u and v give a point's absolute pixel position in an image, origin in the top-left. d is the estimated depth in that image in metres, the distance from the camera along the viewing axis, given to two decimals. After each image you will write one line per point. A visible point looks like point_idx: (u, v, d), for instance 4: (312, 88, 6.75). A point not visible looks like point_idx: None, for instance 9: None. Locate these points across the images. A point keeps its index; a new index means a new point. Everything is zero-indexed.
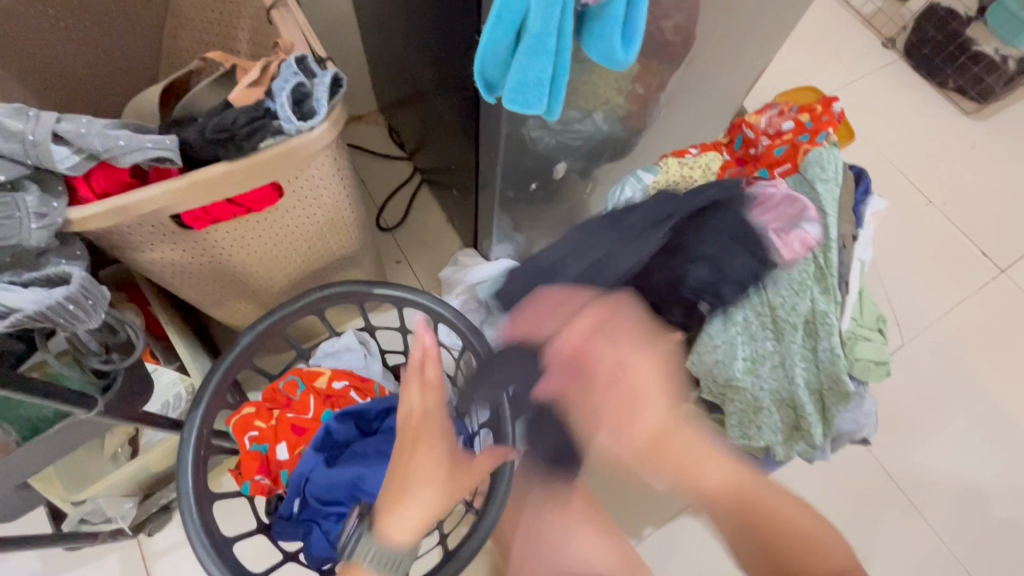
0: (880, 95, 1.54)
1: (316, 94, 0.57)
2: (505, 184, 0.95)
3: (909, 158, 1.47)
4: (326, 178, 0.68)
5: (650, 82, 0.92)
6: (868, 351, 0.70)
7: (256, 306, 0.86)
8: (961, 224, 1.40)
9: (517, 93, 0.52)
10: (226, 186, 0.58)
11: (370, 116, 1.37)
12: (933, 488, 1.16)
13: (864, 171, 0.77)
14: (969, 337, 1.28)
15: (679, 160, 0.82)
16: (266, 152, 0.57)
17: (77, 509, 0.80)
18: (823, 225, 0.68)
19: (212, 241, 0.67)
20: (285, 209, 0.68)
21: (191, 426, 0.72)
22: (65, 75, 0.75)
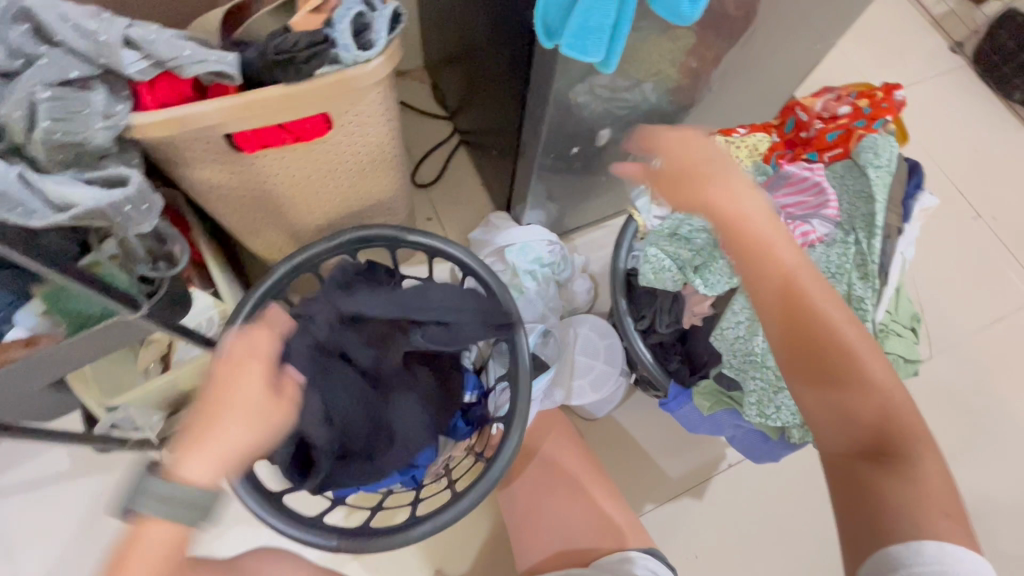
0: (940, 100, 1.48)
1: (375, 26, 0.58)
2: (544, 147, 0.95)
3: (962, 168, 1.41)
4: (375, 113, 0.69)
5: (705, 56, 0.90)
6: (899, 346, 0.69)
7: (290, 241, 0.89)
8: (1007, 241, 1.35)
9: (578, 38, 0.51)
10: (279, 109, 0.59)
11: (415, 72, 1.37)
12: None
13: (918, 164, 0.74)
14: (1000, 356, 1.25)
15: (726, 139, 0.83)
16: (321, 79, 0.58)
17: (108, 415, 0.84)
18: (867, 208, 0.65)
19: (259, 168, 0.69)
20: (331, 141, 0.69)
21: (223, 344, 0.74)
22: None
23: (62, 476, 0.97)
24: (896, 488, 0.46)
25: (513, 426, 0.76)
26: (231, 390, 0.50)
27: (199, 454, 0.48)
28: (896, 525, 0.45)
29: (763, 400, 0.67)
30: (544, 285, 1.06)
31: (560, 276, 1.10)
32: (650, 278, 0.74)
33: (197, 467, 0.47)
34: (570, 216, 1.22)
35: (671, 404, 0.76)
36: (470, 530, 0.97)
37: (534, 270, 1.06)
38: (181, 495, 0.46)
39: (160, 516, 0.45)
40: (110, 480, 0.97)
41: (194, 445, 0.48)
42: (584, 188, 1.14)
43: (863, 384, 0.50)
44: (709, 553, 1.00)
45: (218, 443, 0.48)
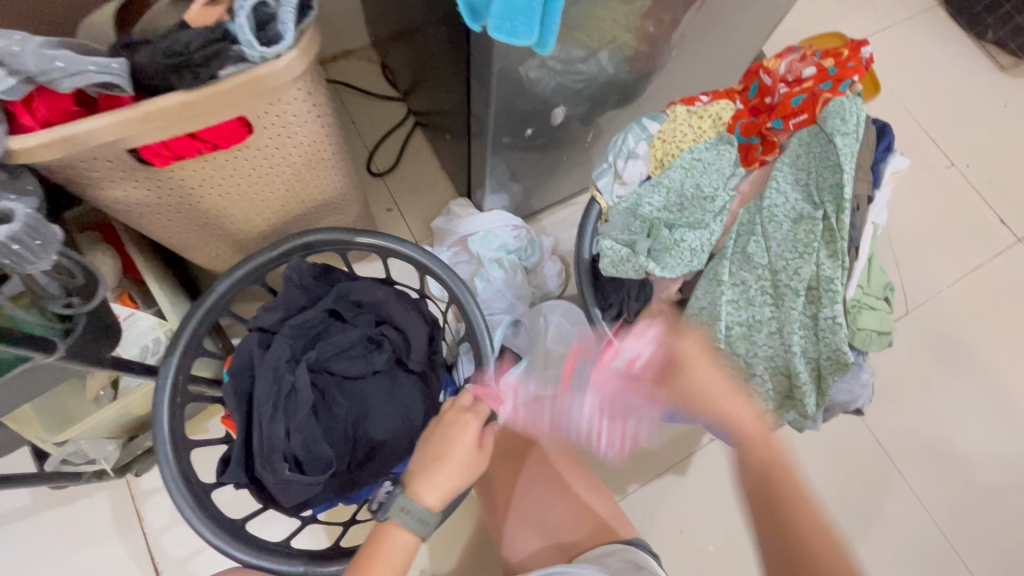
0: (912, 45, 1.43)
1: (281, 17, 0.51)
2: (498, 129, 0.89)
3: (936, 116, 1.38)
4: (301, 112, 0.62)
5: (662, 19, 0.84)
6: (872, 320, 0.67)
7: (233, 251, 0.83)
8: (981, 188, 1.33)
9: (505, 18, 0.45)
10: (185, 118, 0.53)
11: (362, 52, 1.29)
12: (923, 457, 1.15)
13: (888, 125, 0.70)
14: (975, 307, 1.24)
15: (687, 108, 0.78)
16: (228, 82, 0.51)
17: (58, 449, 0.80)
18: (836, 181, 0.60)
19: (179, 180, 0.63)
20: (256, 146, 0.63)
21: (166, 371, 0.70)
22: None
23: (24, 510, 0.93)
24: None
25: None
26: (453, 442, 0.58)
27: (428, 481, 0.56)
28: None
29: (735, 388, 0.65)
30: (511, 273, 1.02)
31: (528, 261, 1.06)
32: (611, 269, 0.74)
33: (432, 491, 0.56)
34: (536, 197, 1.17)
35: (645, 393, 0.74)
36: (454, 529, 0.95)
37: (500, 257, 1.02)
38: (419, 512, 0.55)
39: (404, 525, 0.54)
40: (76, 510, 0.93)
41: (427, 470, 0.57)
42: (548, 167, 1.09)
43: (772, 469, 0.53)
44: (695, 529, 1.00)
45: (446, 469, 0.57)
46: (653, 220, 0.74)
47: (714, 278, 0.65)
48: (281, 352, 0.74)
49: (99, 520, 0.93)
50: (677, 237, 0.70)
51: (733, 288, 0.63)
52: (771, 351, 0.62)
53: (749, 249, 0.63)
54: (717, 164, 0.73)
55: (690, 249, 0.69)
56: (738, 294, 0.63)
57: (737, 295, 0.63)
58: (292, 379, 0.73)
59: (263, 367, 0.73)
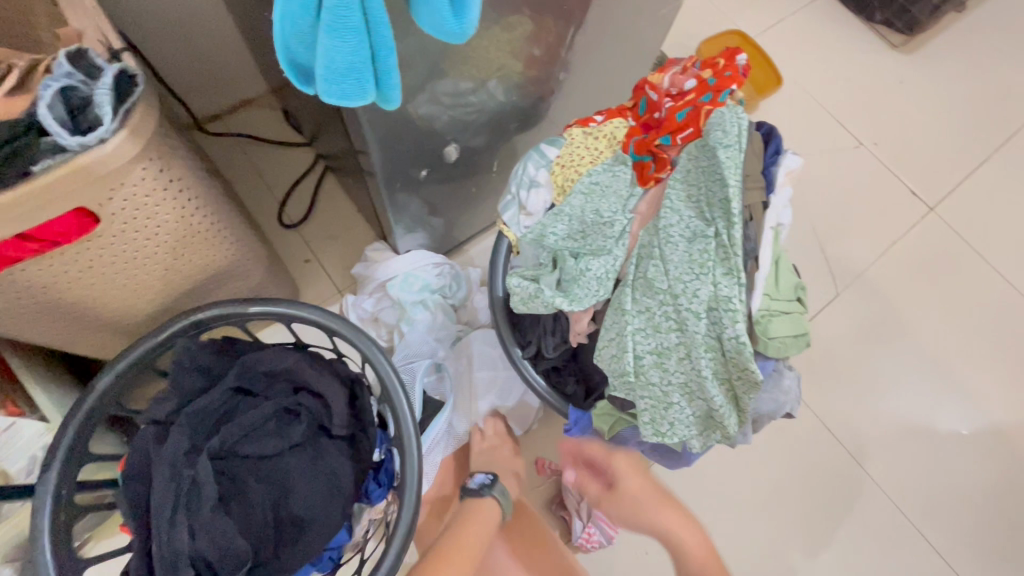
0: (809, 33, 1.47)
1: (97, 99, 0.46)
2: (397, 171, 0.86)
3: (841, 99, 1.42)
4: (155, 191, 0.57)
5: (547, 42, 0.83)
6: (784, 327, 0.65)
7: (123, 338, 0.77)
8: (891, 164, 1.38)
9: (332, 82, 0.42)
10: (5, 221, 0.47)
11: (261, 99, 1.23)
12: (871, 435, 1.16)
13: (773, 128, 0.70)
14: (900, 280, 1.28)
15: (583, 130, 0.77)
16: (44, 176, 0.46)
17: None
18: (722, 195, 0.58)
19: (26, 281, 0.57)
20: (110, 234, 0.58)
21: (44, 489, 0.62)
22: None
23: None
24: None
25: (406, 496, 0.69)
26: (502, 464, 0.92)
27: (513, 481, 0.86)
28: None
29: (657, 416, 0.63)
30: (437, 313, 0.99)
31: (455, 298, 1.03)
32: (523, 306, 0.71)
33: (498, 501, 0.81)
34: (459, 228, 1.14)
35: (574, 430, 0.71)
36: None
37: (423, 299, 0.99)
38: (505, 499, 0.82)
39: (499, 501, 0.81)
40: None
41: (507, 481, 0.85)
42: (464, 198, 1.06)
43: None
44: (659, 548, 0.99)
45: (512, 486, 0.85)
46: (557, 252, 0.71)
47: (617, 308, 0.63)
48: (179, 445, 0.69)
49: None
50: (579, 267, 0.68)
51: (637, 316, 0.62)
52: (684, 376, 0.61)
53: (649, 274, 0.62)
54: (611, 186, 0.71)
55: (594, 278, 0.67)
56: (642, 321, 0.62)
57: (639, 321, 0.62)
58: (194, 474, 0.68)
59: (160, 464, 0.67)
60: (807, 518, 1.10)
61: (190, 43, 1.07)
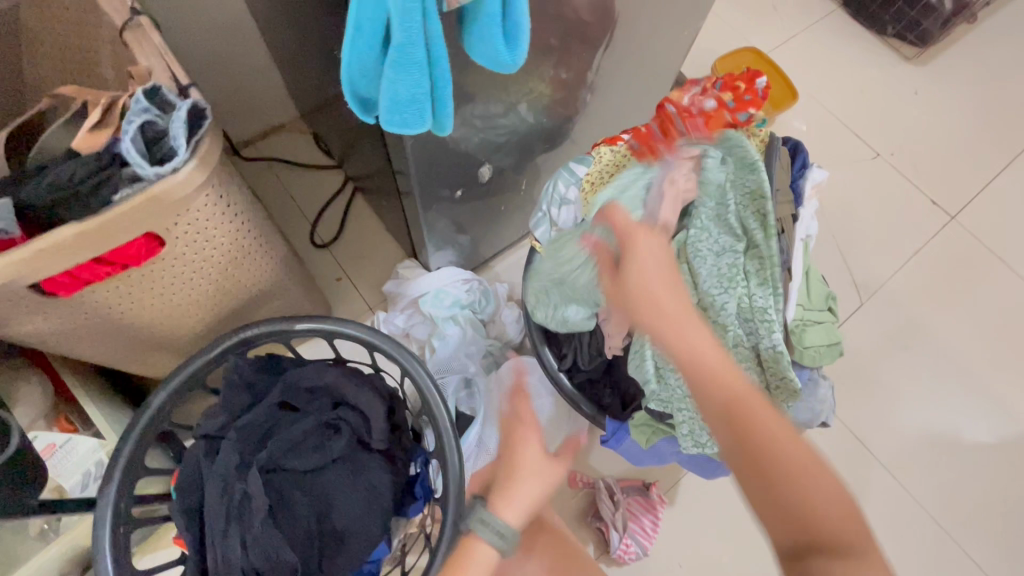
0: (820, 48, 1.50)
1: (172, 131, 0.50)
2: (433, 191, 0.89)
3: (856, 111, 1.44)
4: (215, 216, 0.61)
5: (573, 66, 0.86)
6: (818, 336, 0.67)
7: (172, 356, 0.80)
8: (909, 173, 1.39)
9: (394, 112, 0.45)
10: (86, 246, 0.50)
11: (292, 124, 1.28)
12: (902, 445, 1.16)
13: (800, 142, 0.73)
14: (924, 288, 1.28)
15: (611, 147, 0.78)
16: (123, 204, 0.49)
17: None
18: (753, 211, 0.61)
19: (95, 302, 0.60)
20: (173, 256, 0.61)
21: (104, 501, 0.65)
22: None
23: None
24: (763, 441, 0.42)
25: (450, 506, 0.70)
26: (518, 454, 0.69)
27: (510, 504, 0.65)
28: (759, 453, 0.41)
29: (694, 430, 0.64)
30: (468, 328, 1.02)
31: (484, 313, 1.05)
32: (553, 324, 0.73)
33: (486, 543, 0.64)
34: (485, 245, 1.17)
35: (612, 441, 0.72)
36: None
37: (455, 314, 1.02)
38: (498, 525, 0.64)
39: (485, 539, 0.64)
40: None
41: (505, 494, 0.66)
42: (491, 216, 1.09)
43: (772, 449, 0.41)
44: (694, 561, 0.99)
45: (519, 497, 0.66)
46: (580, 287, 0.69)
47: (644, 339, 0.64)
48: (230, 459, 0.71)
49: None
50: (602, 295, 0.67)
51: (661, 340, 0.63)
52: None
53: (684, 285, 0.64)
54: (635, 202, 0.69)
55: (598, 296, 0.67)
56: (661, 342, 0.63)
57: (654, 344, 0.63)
58: (244, 487, 0.69)
59: (212, 478, 0.70)
60: None
61: (228, 73, 1.12)
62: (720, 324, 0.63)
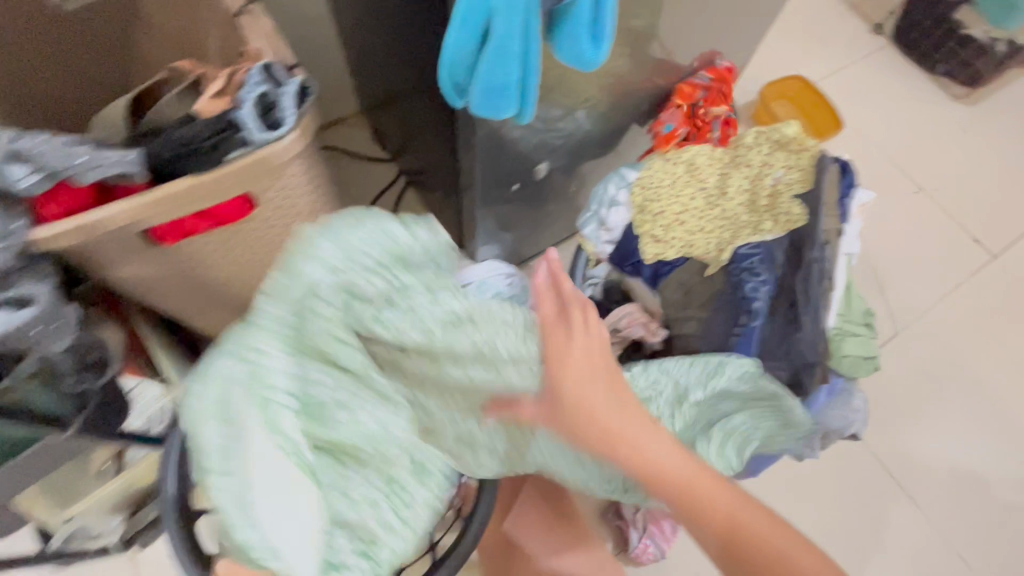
0: (868, 81, 1.52)
1: (282, 104, 0.56)
2: (488, 186, 0.94)
3: (900, 144, 1.45)
4: (301, 185, 0.67)
5: (630, 78, 0.91)
6: (856, 347, 0.69)
7: (235, 317, 0.85)
8: (951, 210, 1.39)
9: (486, 97, 0.51)
10: (196, 199, 0.57)
11: (353, 118, 1.36)
12: (929, 479, 1.15)
13: (849, 161, 0.75)
14: (961, 325, 1.27)
15: (664, 159, 0.82)
16: (234, 164, 0.55)
17: (64, 525, 0.80)
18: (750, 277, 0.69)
19: (187, 254, 0.66)
20: (260, 219, 0.67)
21: (171, 439, 0.70)
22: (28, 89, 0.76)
23: None
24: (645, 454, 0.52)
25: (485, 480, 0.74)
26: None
27: None
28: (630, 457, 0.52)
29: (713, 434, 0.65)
30: None
31: None
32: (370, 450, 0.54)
33: None
34: (526, 245, 1.22)
35: None
36: None
37: None
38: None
39: None
40: None
41: None
42: (536, 216, 1.14)
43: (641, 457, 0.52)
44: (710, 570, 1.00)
45: None
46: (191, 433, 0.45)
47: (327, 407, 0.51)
48: None
49: None
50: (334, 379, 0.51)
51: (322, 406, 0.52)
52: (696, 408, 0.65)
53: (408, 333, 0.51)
54: (343, 274, 0.49)
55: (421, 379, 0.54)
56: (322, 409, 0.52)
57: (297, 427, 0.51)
58: None
59: None
60: (861, 557, 1.09)
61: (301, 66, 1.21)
62: (762, 327, 0.67)
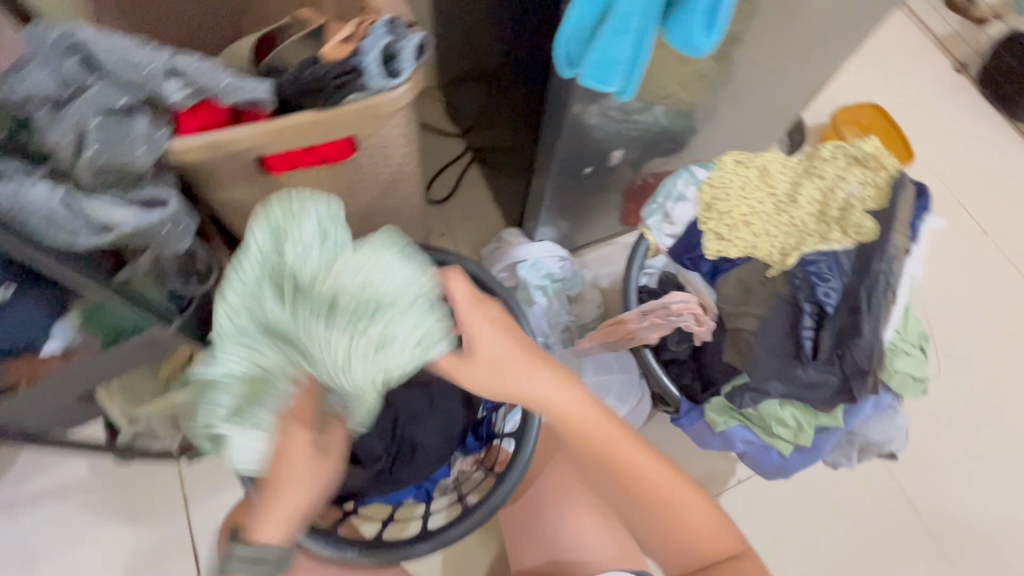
0: (952, 118, 1.44)
1: (401, 56, 0.60)
2: (558, 167, 0.96)
3: (973, 183, 1.37)
4: (399, 137, 0.71)
5: (711, 79, 0.93)
6: (907, 365, 0.71)
7: None
8: (1015, 258, 1.30)
9: (597, 70, 0.53)
10: (311, 133, 0.61)
11: (429, 91, 1.39)
12: (966, 534, 1.08)
13: (925, 185, 0.74)
14: (1015, 375, 1.19)
15: (734, 158, 0.78)
16: (350, 105, 0.60)
17: (132, 425, 0.87)
18: (829, 294, 0.68)
19: (287, 187, 0.71)
20: (356, 164, 0.71)
21: None
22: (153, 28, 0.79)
23: (80, 484, 0.98)
24: (646, 489, 0.62)
25: (527, 435, 0.76)
26: None
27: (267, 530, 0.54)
28: (658, 499, 0.63)
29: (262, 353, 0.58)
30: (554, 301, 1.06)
31: (570, 292, 1.09)
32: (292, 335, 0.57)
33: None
34: (581, 233, 1.25)
35: (683, 420, 0.78)
36: (477, 543, 0.96)
37: (545, 286, 1.06)
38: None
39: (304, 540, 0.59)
40: (131, 490, 0.98)
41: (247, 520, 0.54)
42: (596, 204, 1.16)
43: (658, 502, 0.63)
44: None
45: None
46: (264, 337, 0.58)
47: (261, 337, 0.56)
48: None
49: (153, 501, 0.98)
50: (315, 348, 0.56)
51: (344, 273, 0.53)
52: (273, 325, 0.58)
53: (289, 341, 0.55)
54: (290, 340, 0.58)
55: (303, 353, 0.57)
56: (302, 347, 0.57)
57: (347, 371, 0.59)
58: None
59: None
60: None
61: None
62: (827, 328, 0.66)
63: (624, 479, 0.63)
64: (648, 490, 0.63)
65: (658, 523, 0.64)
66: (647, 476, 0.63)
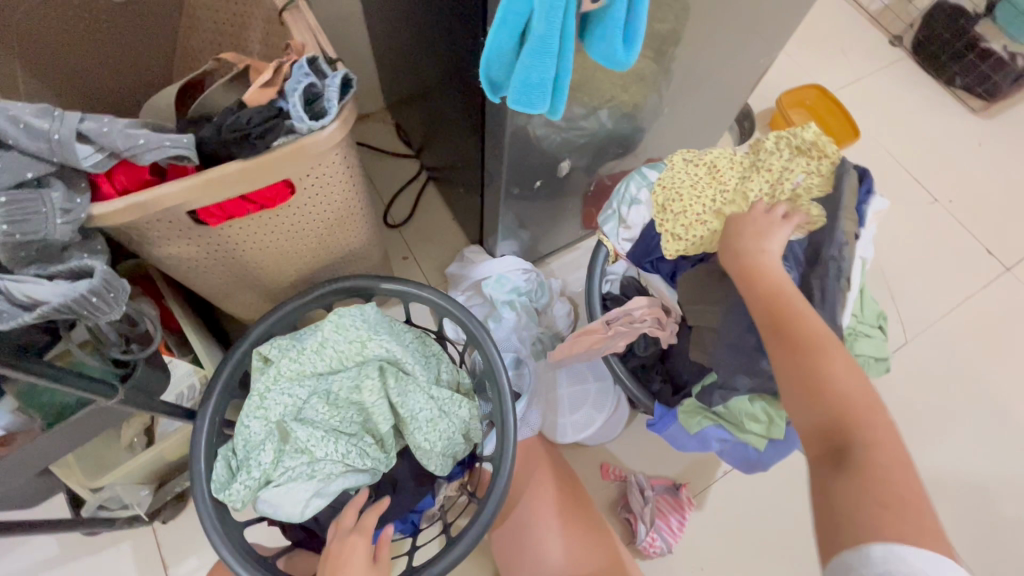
0: (891, 91, 1.47)
1: (326, 95, 0.59)
2: (509, 182, 0.95)
3: (918, 152, 1.40)
4: (338, 173, 0.69)
5: (650, 79, 0.94)
6: (867, 346, 0.72)
7: (264, 300, 0.88)
8: (965, 221, 1.33)
9: (522, 93, 0.53)
10: (242, 182, 0.59)
11: (378, 114, 1.37)
12: (947, 497, 1.10)
13: (865, 168, 0.75)
14: (976, 335, 1.22)
15: (682, 156, 0.76)
16: (279, 150, 0.58)
17: (96, 496, 0.83)
18: None
19: (227, 237, 0.69)
20: (296, 205, 0.70)
21: (202, 417, 0.72)
22: (69, 81, 0.76)
23: (49, 561, 0.94)
24: (840, 389, 0.52)
25: (504, 460, 0.75)
26: None
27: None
28: (860, 426, 0.50)
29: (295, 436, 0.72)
30: (523, 314, 1.05)
31: (539, 303, 1.08)
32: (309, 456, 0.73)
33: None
34: (543, 242, 1.25)
35: (658, 425, 0.78)
36: (469, 569, 0.95)
37: (512, 300, 1.05)
38: None
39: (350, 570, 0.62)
40: (104, 560, 0.94)
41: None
42: (554, 212, 1.16)
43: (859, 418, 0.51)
44: (713, 567, 1.01)
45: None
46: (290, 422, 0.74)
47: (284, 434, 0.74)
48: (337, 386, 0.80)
49: (129, 568, 0.94)
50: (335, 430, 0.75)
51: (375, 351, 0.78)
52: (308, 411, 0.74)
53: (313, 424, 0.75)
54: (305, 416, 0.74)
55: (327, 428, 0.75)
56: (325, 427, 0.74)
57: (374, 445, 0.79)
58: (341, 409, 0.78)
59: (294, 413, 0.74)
60: None
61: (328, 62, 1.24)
62: None
63: (803, 362, 0.54)
64: (834, 394, 0.52)
65: (839, 425, 0.51)
66: (848, 388, 0.52)
